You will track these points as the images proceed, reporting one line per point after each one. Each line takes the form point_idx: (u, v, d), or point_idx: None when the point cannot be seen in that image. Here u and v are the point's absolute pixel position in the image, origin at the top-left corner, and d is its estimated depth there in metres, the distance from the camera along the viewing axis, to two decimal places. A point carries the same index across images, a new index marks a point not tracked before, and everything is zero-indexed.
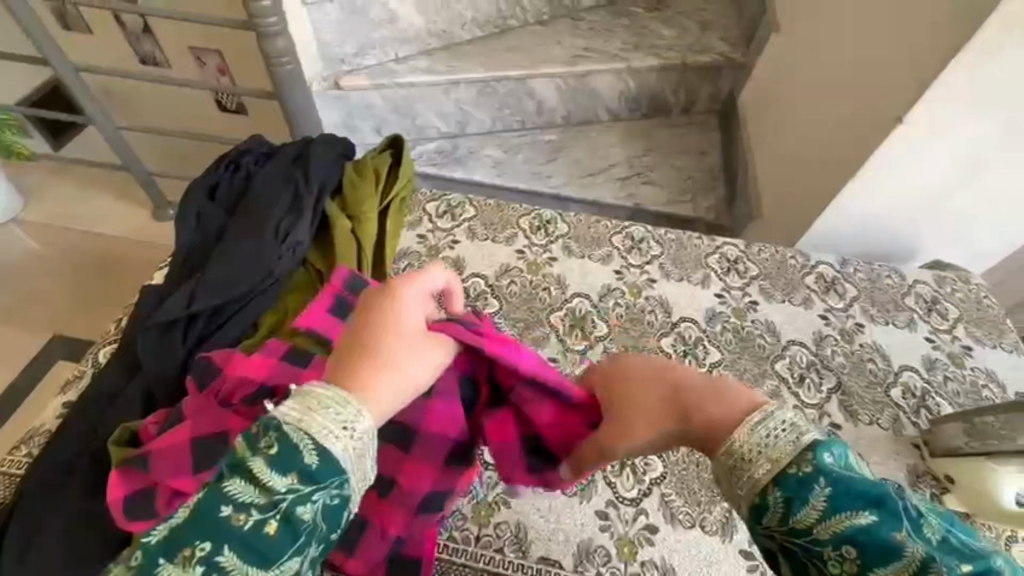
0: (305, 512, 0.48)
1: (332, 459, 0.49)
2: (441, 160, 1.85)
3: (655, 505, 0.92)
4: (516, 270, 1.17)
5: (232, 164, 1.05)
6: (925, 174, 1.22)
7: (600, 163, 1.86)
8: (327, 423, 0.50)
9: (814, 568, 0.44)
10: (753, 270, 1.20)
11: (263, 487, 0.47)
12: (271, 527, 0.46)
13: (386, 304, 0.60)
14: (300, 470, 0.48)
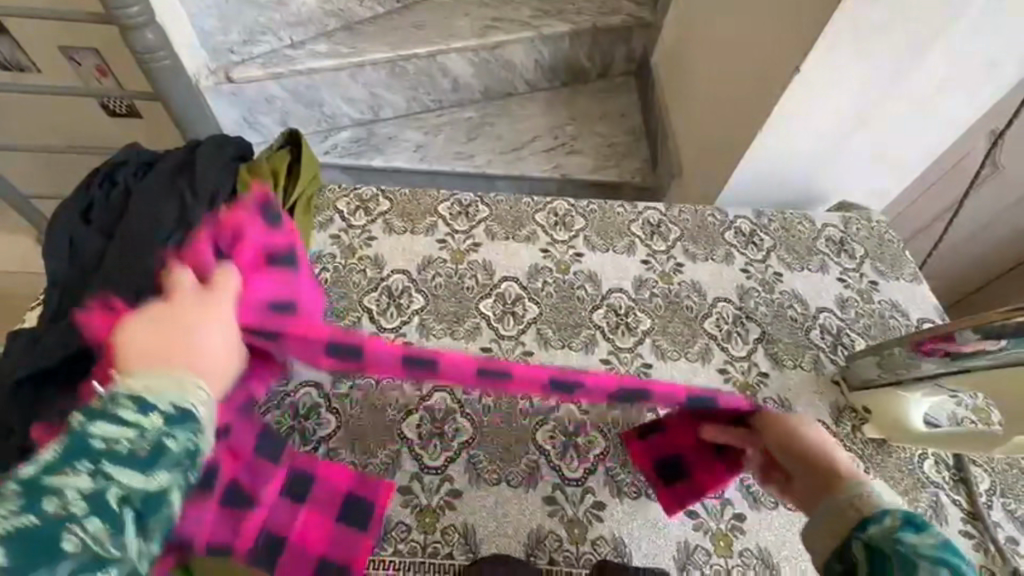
0: (170, 442, 0.53)
1: (184, 410, 0.55)
2: (357, 149, 1.75)
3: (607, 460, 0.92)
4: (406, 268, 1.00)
5: (109, 179, 1.06)
6: (823, 128, 1.29)
7: (524, 137, 1.83)
8: (170, 388, 0.56)
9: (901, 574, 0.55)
10: (675, 232, 1.22)
11: (131, 421, 0.53)
12: (141, 452, 0.52)
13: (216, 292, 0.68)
14: (160, 414, 0.54)
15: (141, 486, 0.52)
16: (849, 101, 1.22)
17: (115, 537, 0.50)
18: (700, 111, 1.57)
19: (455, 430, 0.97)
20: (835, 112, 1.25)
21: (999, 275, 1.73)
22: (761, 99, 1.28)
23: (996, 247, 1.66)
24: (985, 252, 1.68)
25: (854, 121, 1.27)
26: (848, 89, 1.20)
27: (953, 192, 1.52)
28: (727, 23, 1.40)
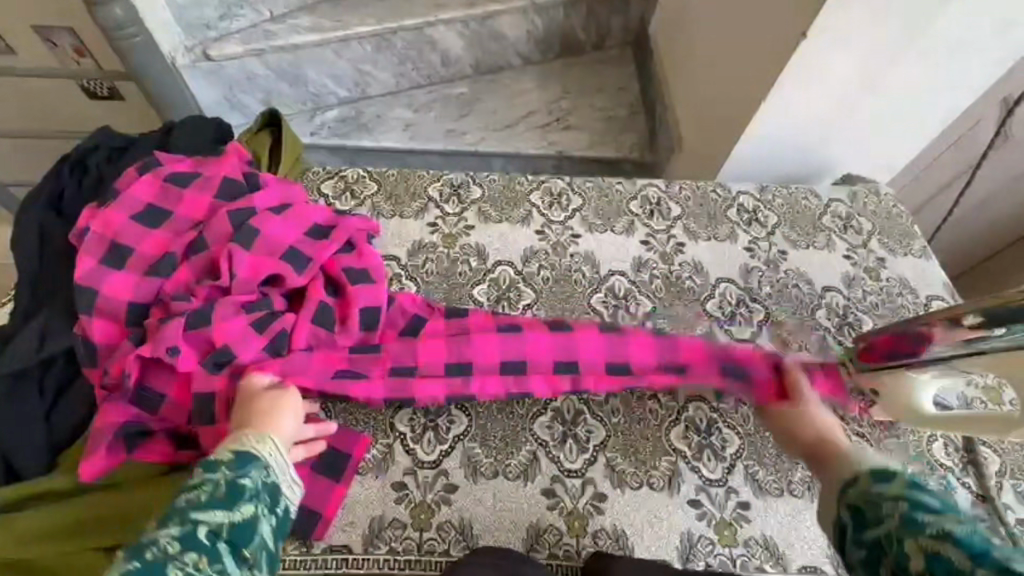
0: (245, 480, 0.74)
1: (249, 454, 0.76)
2: (347, 129, 1.69)
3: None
4: None
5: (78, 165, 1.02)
6: (830, 96, 1.24)
7: (518, 112, 1.77)
8: (237, 447, 0.77)
9: (869, 509, 0.61)
10: (677, 211, 1.19)
11: (209, 478, 0.73)
12: (216, 496, 0.71)
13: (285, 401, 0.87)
14: (227, 463, 0.75)
15: (224, 520, 0.69)
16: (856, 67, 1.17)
17: (213, 563, 0.65)
18: (699, 83, 1.51)
19: (449, 422, 0.95)
20: (841, 82, 1.21)
21: (989, 257, 1.71)
22: (766, 61, 1.22)
23: (990, 227, 1.64)
24: (978, 231, 1.66)
25: (863, 90, 1.22)
26: (854, 55, 1.15)
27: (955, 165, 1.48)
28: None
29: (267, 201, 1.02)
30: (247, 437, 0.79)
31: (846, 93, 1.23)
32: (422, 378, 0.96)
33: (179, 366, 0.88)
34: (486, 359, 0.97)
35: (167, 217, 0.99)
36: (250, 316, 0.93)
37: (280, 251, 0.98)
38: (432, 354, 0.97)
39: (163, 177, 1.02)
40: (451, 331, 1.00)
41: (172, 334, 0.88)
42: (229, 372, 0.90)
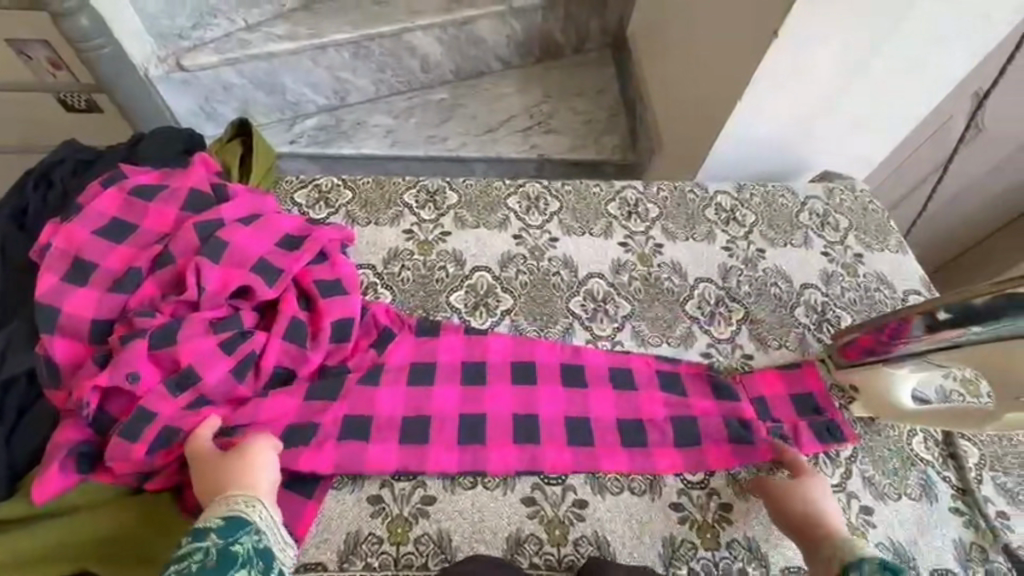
0: (238, 547, 0.46)
1: (233, 518, 0.48)
2: (325, 137, 1.55)
3: (708, 347, 0.74)
4: (407, 252, 0.79)
5: (43, 181, 0.79)
6: (889, 81, 1.00)
7: (499, 117, 1.67)
8: (229, 505, 0.50)
9: (985, 501, 0.64)
10: (654, 211, 0.88)
11: (185, 554, 0.45)
12: (209, 564, 0.45)
13: (245, 453, 0.54)
14: (212, 532, 0.47)
15: None
16: (925, 41, 0.94)
17: None
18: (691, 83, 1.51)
19: None
20: (908, 59, 0.97)
21: (961, 254, 1.56)
22: (750, 40, 0.97)
23: (961, 224, 1.49)
24: (951, 229, 1.50)
25: (926, 73, 1.00)
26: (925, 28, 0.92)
27: (994, 158, 1.31)
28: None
29: (235, 211, 0.68)
30: (230, 500, 0.50)
31: (912, 71, 0.99)
32: (469, 445, 0.63)
33: (135, 392, 0.57)
34: (551, 414, 0.66)
35: (133, 229, 0.66)
36: (220, 336, 0.61)
37: (253, 262, 0.66)
38: (447, 406, 0.65)
39: (131, 189, 0.68)
40: (465, 355, 0.69)
41: (136, 356, 0.57)
42: (189, 399, 0.59)
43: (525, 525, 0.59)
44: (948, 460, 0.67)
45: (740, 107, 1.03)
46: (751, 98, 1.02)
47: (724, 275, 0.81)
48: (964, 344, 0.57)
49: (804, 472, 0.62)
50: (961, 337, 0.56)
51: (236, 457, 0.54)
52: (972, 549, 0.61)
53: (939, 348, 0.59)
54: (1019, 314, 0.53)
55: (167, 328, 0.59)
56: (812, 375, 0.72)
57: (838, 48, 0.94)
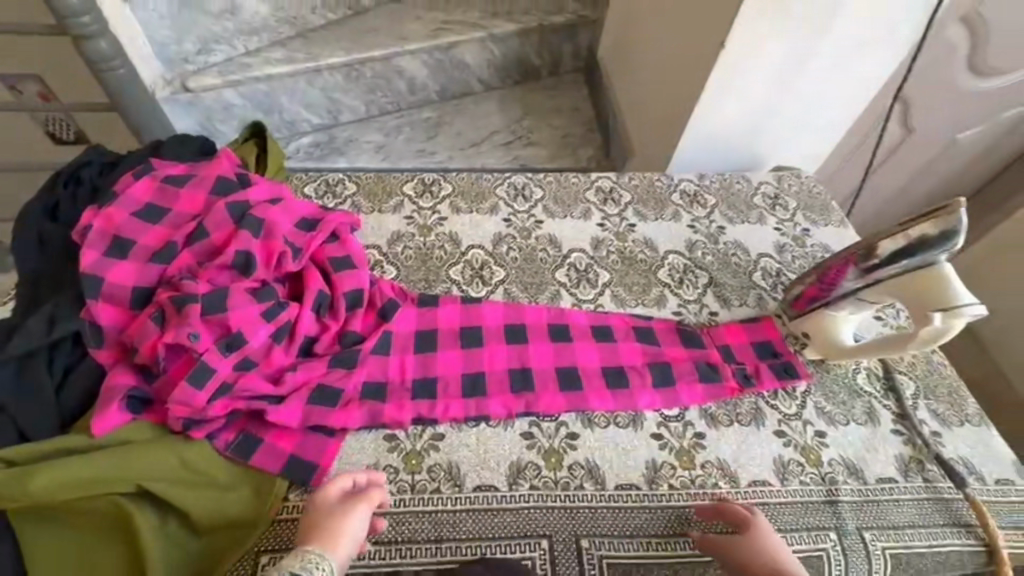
0: None
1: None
2: (320, 152, 1.65)
3: (679, 308, 0.84)
4: (409, 234, 0.88)
5: (73, 179, 0.86)
6: (823, 85, 1.15)
7: (482, 133, 1.79)
8: (307, 557, 0.49)
9: (919, 423, 0.74)
10: (627, 197, 0.99)
11: None
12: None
13: (342, 512, 0.55)
14: None
15: None
16: (851, 49, 1.09)
17: None
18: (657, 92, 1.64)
19: None
20: (838, 66, 1.12)
21: None
22: (704, 48, 1.11)
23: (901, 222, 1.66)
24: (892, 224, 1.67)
25: (856, 78, 1.15)
26: (848, 39, 1.07)
27: (917, 163, 1.51)
28: (656, 12, 1.46)
29: (260, 195, 0.77)
30: (308, 552, 0.50)
31: (843, 76, 1.14)
32: (474, 396, 0.70)
33: (190, 351, 0.61)
34: (544, 365, 0.74)
35: (167, 211, 0.74)
36: (263, 304, 0.67)
37: (282, 239, 0.73)
38: (450, 366, 0.73)
39: (162, 178, 0.77)
40: (463, 321, 0.78)
41: (193, 317, 0.62)
42: (241, 360, 0.64)
43: (524, 454, 0.66)
44: (889, 392, 0.77)
45: (697, 110, 1.16)
46: (707, 101, 1.15)
47: (691, 248, 0.92)
48: (890, 277, 0.68)
49: (742, 520, 0.61)
50: (886, 273, 0.68)
51: (331, 512, 0.55)
52: (910, 462, 0.70)
53: (870, 284, 0.70)
54: (926, 248, 0.65)
55: (216, 294, 0.65)
56: (768, 326, 0.82)
57: (777, 55, 1.07)
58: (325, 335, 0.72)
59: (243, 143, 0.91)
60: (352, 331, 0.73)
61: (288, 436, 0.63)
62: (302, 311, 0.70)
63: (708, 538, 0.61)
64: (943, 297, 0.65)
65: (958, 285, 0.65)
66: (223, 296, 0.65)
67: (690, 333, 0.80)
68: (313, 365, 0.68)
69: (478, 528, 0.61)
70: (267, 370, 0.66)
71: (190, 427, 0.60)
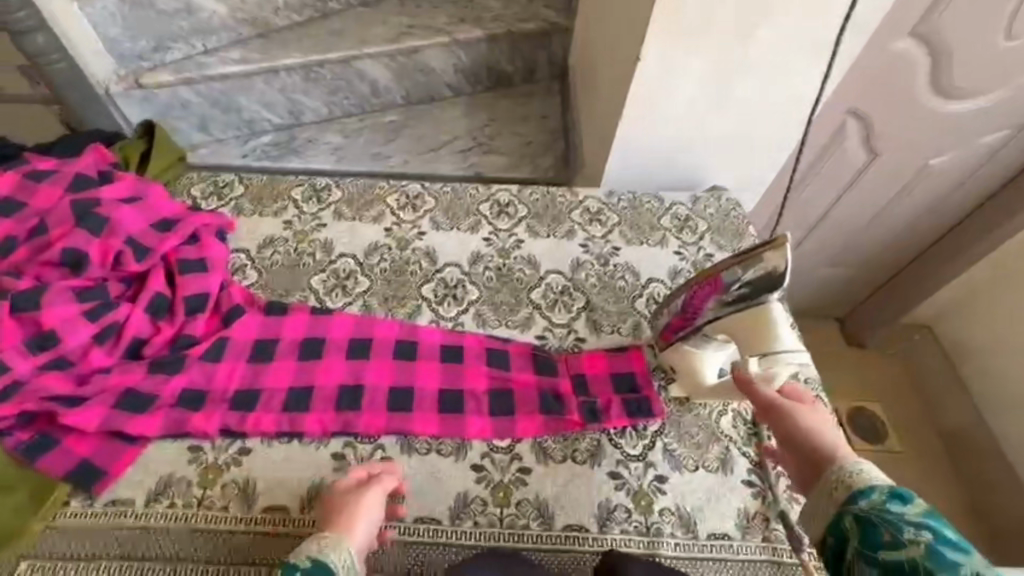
0: None
1: (320, 563, 0.52)
2: (276, 152, 1.63)
3: (544, 331, 0.80)
4: (281, 239, 0.86)
5: None
6: (761, 102, 1.02)
7: (442, 138, 1.73)
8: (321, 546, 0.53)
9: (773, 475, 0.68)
10: (523, 212, 0.95)
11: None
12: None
13: (358, 500, 0.58)
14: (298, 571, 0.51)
15: None
16: (787, 60, 0.96)
17: None
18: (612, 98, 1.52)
19: None
20: (775, 84, 1.00)
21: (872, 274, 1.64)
22: (630, 55, 1.00)
23: (871, 256, 1.58)
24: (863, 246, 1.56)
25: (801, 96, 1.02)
26: (782, 48, 0.94)
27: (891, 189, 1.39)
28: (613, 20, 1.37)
29: (116, 193, 0.77)
30: (324, 538, 0.54)
31: (787, 87, 1.00)
32: (293, 411, 0.67)
33: None
34: (378, 382, 0.71)
35: (21, 206, 0.75)
36: (85, 304, 0.67)
37: (125, 237, 0.73)
38: (279, 378, 0.71)
39: (27, 172, 0.78)
40: (309, 331, 0.75)
41: None
42: (50, 359, 0.64)
43: (328, 476, 0.64)
44: (751, 438, 0.71)
45: (624, 120, 1.05)
46: (634, 111, 1.03)
47: (574, 269, 0.87)
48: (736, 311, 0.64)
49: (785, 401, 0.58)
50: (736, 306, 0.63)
51: (348, 499, 0.58)
52: (753, 518, 0.64)
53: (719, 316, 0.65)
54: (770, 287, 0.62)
55: (33, 292, 0.65)
56: (635, 355, 0.77)
57: (701, 63, 0.96)
58: (155, 339, 0.70)
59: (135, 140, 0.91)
60: (186, 335, 0.71)
61: (83, 440, 0.62)
62: (129, 313, 0.70)
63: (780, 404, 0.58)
64: (772, 340, 0.62)
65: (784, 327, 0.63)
66: (38, 294, 0.65)
67: (546, 359, 0.76)
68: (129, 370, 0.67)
69: (257, 550, 0.59)
70: (77, 373, 0.65)
71: None
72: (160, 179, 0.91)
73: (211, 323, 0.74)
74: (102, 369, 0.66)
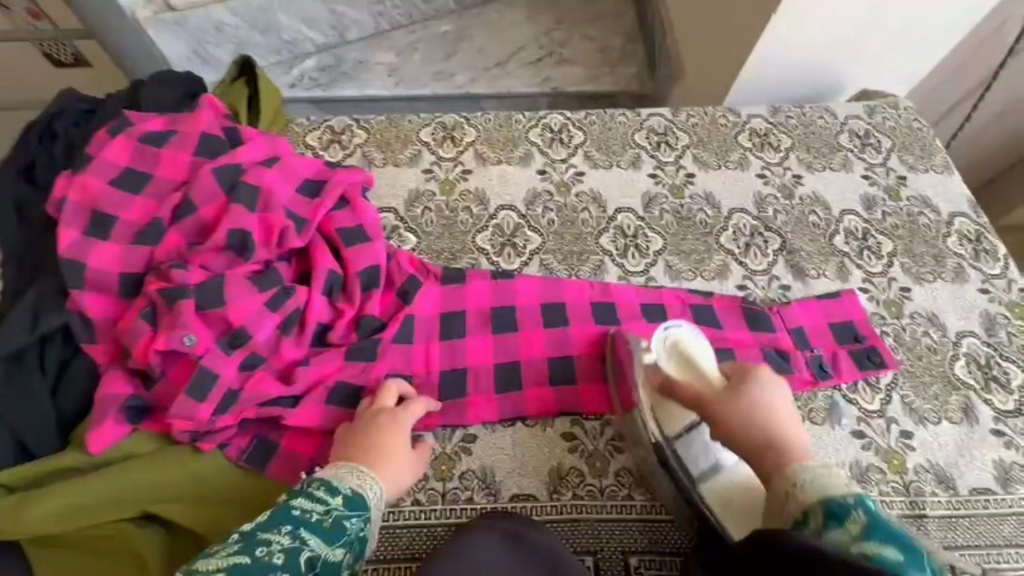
0: (349, 523, 0.49)
1: (361, 497, 0.51)
2: (326, 78, 1.29)
3: (745, 280, 0.72)
4: (429, 193, 0.76)
5: (45, 133, 0.72)
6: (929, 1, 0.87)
7: (507, 49, 1.34)
8: (357, 478, 0.52)
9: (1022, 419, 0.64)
10: (685, 139, 0.83)
11: (320, 495, 0.50)
12: (326, 522, 0.48)
13: (399, 436, 0.56)
14: (345, 494, 0.50)
15: (323, 553, 0.47)
16: None
17: None
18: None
19: None
20: None
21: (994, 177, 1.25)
22: None
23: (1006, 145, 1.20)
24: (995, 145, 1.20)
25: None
26: None
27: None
28: None
29: (253, 156, 0.65)
30: (365, 474, 0.53)
31: None
32: (509, 390, 0.63)
33: (190, 353, 0.54)
34: (586, 352, 0.65)
35: (148, 178, 0.63)
36: (265, 293, 0.59)
37: (281, 208, 0.62)
38: (481, 354, 0.65)
39: (140, 135, 0.65)
40: (496, 300, 0.68)
41: (187, 316, 0.54)
42: (244, 356, 0.57)
43: (566, 459, 0.59)
44: (990, 383, 0.66)
45: (763, 38, 0.90)
46: (776, 28, 0.88)
47: (760, 205, 0.78)
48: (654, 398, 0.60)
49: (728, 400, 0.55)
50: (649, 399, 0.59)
51: (389, 432, 0.56)
52: (1012, 469, 0.61)
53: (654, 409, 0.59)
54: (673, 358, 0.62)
55: (210, 285, 0.56)
56: (849, 299, 0.71)
57: None
58: (340, 322, 0.63)
59: (240, 83, 0.78)
60: (370, 316, 0.64)
61: (305, 442, 0.57)
62: (308, 297, 0.61)
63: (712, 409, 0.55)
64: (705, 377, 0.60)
65: (700, 362, 0.61)
66: (218, 287, 0.57)
67: (755, 312, 0.69)
68: (328, 362, 0.60)
69: None
70: (278, 371, 0.58)
71: (199, 441, 0.54)
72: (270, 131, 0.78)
73: (387, 300, 0.66)
74: (301, 361, 0.60)
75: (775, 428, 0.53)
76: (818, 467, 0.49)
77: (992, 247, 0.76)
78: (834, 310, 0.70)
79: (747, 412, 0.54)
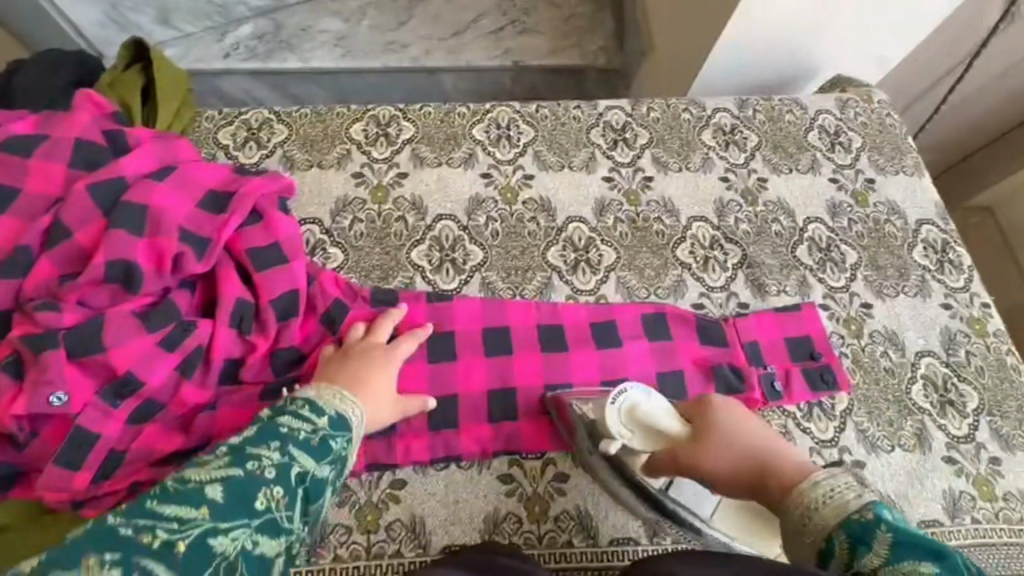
0: (335, 443, 0.49)
1: (343, 415, 0.50)
2: (264, 48, 1.10)
3: (701, 297, 0.67)
4: (358, 202, 0.68)
5: None
6: None
7: (464, 15, 1.19)
8: (337, 399, 0.51)
9: (974, 444, 0.62)
10: (643, 138, 0.76)
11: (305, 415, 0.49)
12: (314, 440, 0.48)
13: (382, 362, 0.56)
14: (329, 416, 0.49)
15: (311, 471, 0.47)
16: None
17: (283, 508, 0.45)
18: None
19: None
20: None
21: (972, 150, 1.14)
22: None
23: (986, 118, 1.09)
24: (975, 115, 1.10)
25: None
26: None
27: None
28: None
29: (142, 167, 0.56)
30: (341, 391, 0.52)
31: None
32: (444, 428, 0.58)
33: (66, 409, 0.48)
34: (530, 382, 0.60)
35: (15, 194, 0.54)
36: (156, 333, 0.51)
37: (175, 229, 0.54)
38: (414, 386, 0.59)
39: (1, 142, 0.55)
40: (432, 325, 0.62)
41: (58, 368, 0.48)
42: (133, 406, 0.51)
43: (502, 503, 0.55)
44: (947, 408, 0.64)
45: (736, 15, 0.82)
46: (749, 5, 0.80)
47: (721, 212, 0.72)
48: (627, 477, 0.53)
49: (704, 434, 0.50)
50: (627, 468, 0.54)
51: (371, 358, 0.56)
52: (962, 498, 0.60)
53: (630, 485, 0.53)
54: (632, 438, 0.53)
55: (85, 328, 0.50)
56: (806, 315, 0.67)
57: None
58: (253, 357, 0.55)
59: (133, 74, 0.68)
60: (286, 348, 0.56)
61: None
62: (212, 331, 0.54)
63: (685, 457, 0.49)
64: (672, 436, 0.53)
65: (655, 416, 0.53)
66: (95, 331, 0.50)
67: (709, 326, 0.65)
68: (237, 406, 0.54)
69: None
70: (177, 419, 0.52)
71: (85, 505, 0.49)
72: (171, 130, 0.68)
73: (309, 327, 0.59)
74: (205, 406, 0.53)
75: (762, 450, 0.47)
76: (826, 481, 0.42)
77: (957, 257, 0.73)
78: (789, 325, 0.66)
79: (724, 447, 0.48)
